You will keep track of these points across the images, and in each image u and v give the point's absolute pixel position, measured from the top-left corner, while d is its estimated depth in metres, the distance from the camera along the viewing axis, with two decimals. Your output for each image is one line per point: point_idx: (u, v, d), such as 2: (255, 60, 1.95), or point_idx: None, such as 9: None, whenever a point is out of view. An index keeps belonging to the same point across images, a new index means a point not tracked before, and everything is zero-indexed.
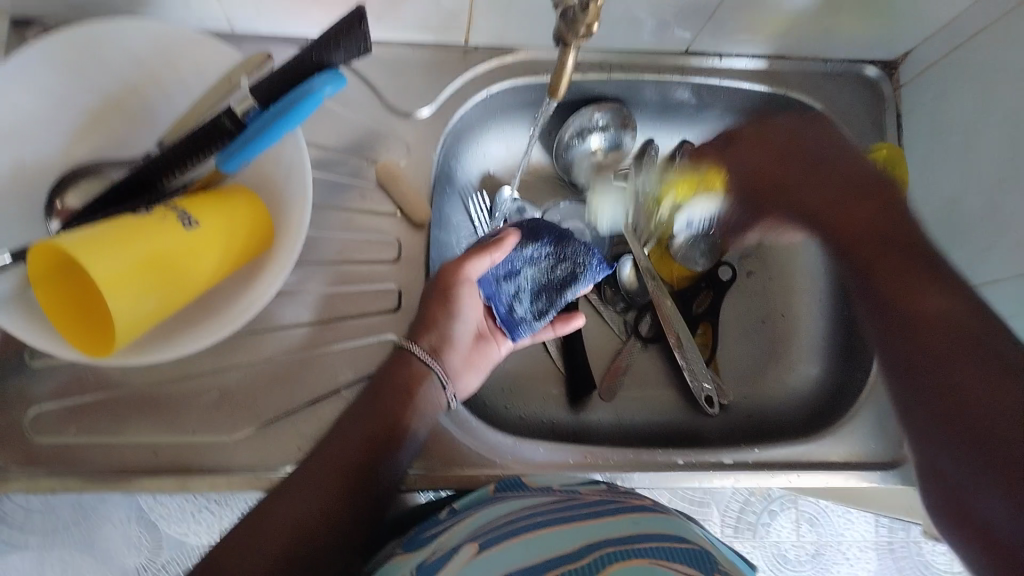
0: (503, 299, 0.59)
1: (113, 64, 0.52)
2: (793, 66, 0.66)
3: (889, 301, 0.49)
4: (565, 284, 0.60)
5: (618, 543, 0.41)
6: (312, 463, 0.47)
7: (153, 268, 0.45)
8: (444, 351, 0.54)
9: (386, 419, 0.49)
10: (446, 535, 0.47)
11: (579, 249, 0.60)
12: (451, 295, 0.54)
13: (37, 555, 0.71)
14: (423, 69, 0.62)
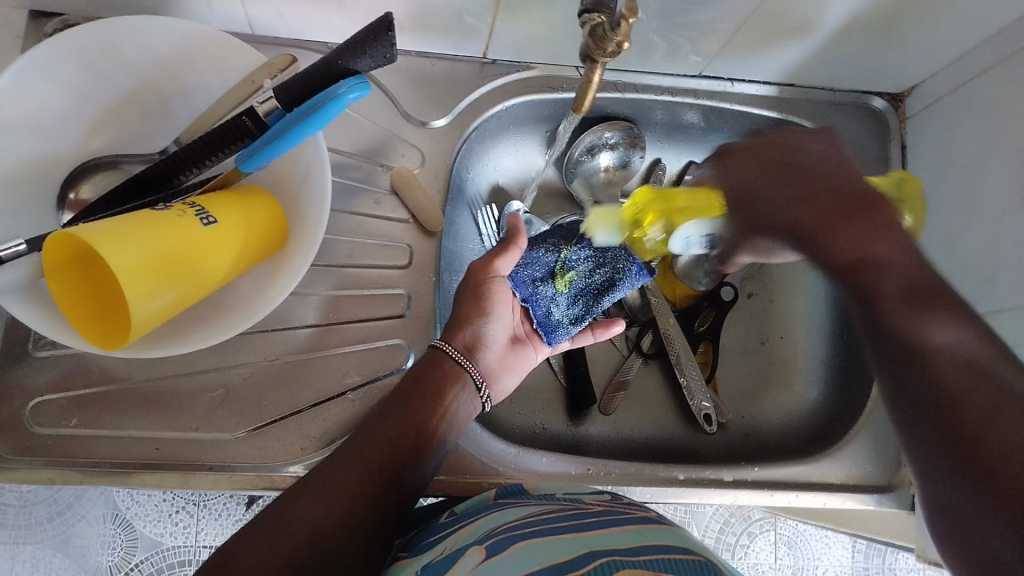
0: (540, 301, 0.60)
1: (136, 61, 0.52)
2: (800, 94, 0.68)
3: (864, 298, 0.46)
4: (603, 288, 0.61)
5: (629, 552, 0.41)
6: (335, 463, 0.47)
7: (172, 260, 0.45)
8: (478, 351, 0.55)
9: (410, 422, 0.49)
10: (452, 538, 0.47)
11: (620, 253, 0.61)
12: (483, 291, 0.55)
13: (9, 549, 0.70)
14: (440, 78, 0.63)
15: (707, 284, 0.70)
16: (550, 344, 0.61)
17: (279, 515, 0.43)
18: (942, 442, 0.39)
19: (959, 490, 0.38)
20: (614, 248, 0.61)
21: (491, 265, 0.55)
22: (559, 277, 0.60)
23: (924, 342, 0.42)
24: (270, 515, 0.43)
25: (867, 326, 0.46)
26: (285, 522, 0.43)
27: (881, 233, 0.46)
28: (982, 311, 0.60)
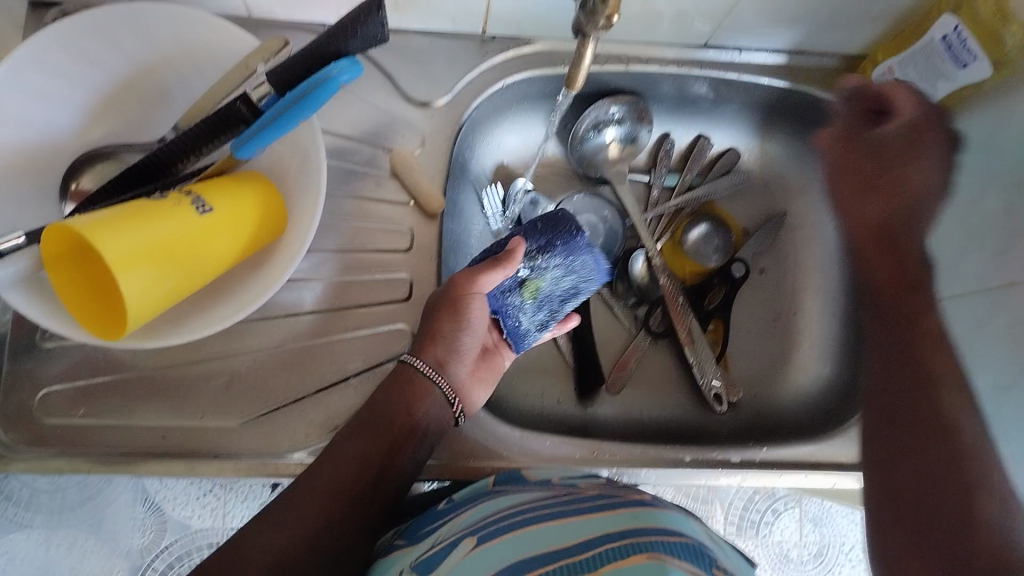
0: (509, 311, 0.57)
1: (130, 48, 0.51)
2: (811, 62, 0.66)
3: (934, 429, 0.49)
4: (569, 297, 0.58)
5: (618, 536, 0.40)
6: (318, 465, 0.48)
7: (165, 253, 0.44)
8: (449, 365, 0.53)
9: (393, 423, 0.50)
10: (446, 527, 0.47)
11: (587, 263, 0.57)
12: (456, 305, 0.52)
13: (42, 534, 0.70)
14: (440, 57, 0.62)
15: (717, 261, 0.70)
16: (517, 352, 0.60)
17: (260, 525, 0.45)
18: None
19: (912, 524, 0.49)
20: (582, 252, 0.57)
21: (466, 282, 0.52)
22: (526, 286, 0.56)
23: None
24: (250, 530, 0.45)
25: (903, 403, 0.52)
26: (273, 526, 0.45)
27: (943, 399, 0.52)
28: None
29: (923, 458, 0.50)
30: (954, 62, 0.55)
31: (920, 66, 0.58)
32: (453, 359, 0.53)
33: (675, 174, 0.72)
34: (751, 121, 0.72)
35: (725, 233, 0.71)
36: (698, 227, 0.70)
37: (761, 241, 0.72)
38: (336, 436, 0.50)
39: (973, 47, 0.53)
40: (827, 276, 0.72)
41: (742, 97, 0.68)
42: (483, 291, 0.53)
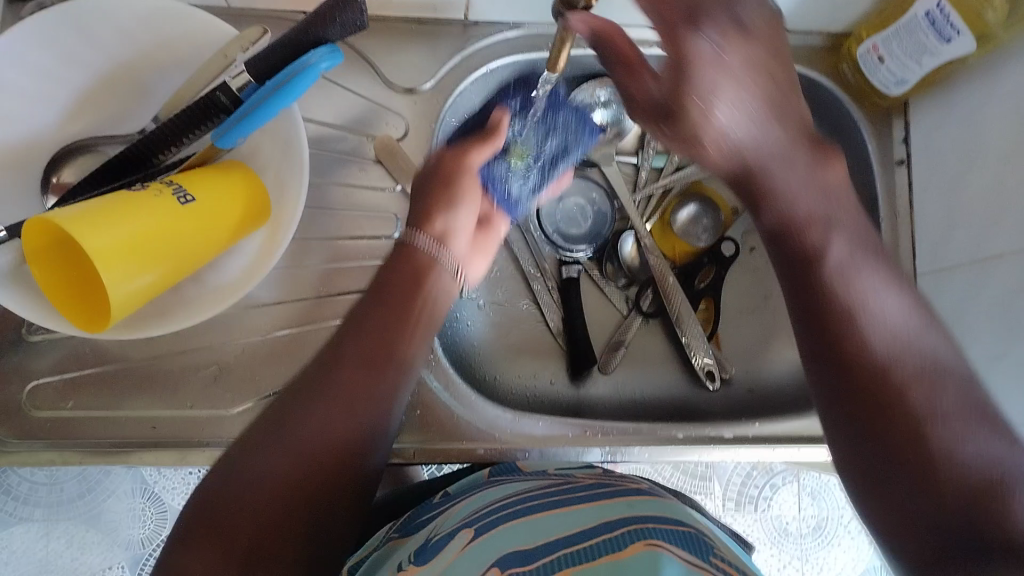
0: (497, 181, 0.60)
1: (107, 40, 0.51)
2: (795, 40, 0.66)
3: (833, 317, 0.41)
4: (558, 157, 0.62)
5: (611, 527, 0.40)
6: (293, 396, 0.43)
7: (148, 246, 0.44)
8: (450, 238, 0.54)
9: (397, 314, 0.48)
10: (442, 519, 0.47)
11: (570, 122, 0.62)
12: (447, 181, 0.55)
13: (42, 526, 0.70)
14: (422, 42, 0.61)
15: (706, 240, 0.69)
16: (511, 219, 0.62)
17: (237, 469, 0.40)
18: (868, 439, 0.39)
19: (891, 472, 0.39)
20: (559, 115, 0.62)
21: (457, 160, 0.56)
22: (513, 152, 0.60)
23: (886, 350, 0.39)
24: (221, 476, 0.40)
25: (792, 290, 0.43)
26: (252, 466, 0.40)
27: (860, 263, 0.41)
28: (983, 258, 0.57)
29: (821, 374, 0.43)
30: (935, 38, 0.55)
31: (903, 42, 0.58)
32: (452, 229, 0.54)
33: (663, 155, 0.71)
34: None
35: (715, 213, 0.70)
36: (686, 207, 0.70)
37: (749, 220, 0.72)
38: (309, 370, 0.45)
39: (955, 22, 0.53)
40: None
41: None
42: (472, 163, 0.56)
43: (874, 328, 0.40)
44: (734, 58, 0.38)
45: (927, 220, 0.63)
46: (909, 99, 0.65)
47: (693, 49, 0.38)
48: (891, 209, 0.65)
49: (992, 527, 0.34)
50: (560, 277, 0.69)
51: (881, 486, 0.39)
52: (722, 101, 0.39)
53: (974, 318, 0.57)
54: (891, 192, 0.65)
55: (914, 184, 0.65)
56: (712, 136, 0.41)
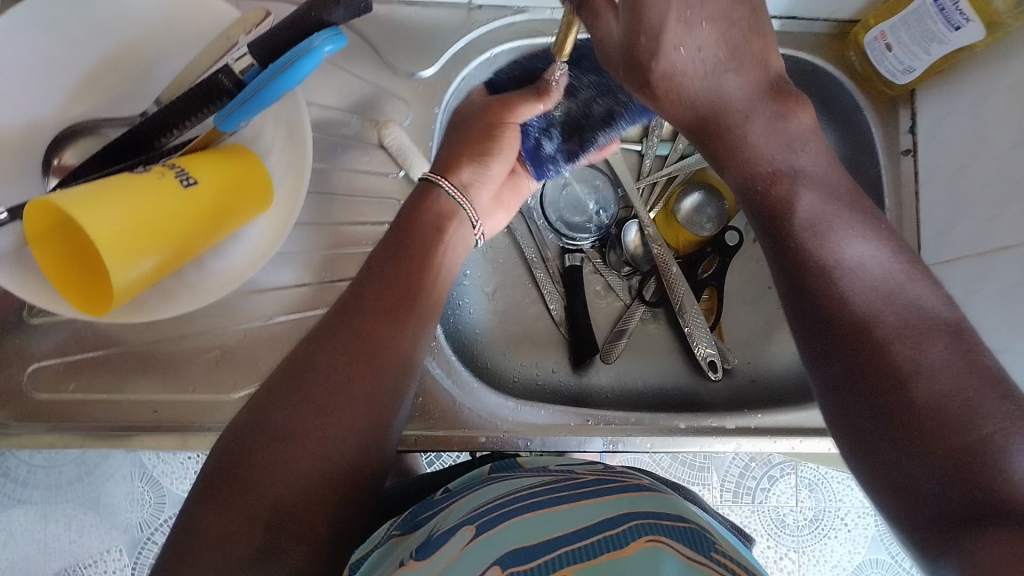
0: (530, 133, 0.61)
1: (112, 21, 0.51)
2: (802, 27, 0.66)
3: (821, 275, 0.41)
4: (600, 123, 0.58)
5: (613, 523, 0.40)
6: (312, 344, 0.43)
7: (151, 229, 0.44)
8: (473, 188, 0.58)
9: (413, 269, 0.48)
10: (442, 516, 0.47)
11: (626, 85, 0.56)
12: (490, 133, 0.57)
13: (40, 510, 0.70)
14: (426, 26, 0.61)
15: (710, 230, 0.68)
16: (537, 175, 0.63)
17: (249, 431, 0.40)
18: (855, 388, 0.39)
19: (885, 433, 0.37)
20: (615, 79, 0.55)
21: (503, 112, 0.57)
22: (557, 99, 0.59)
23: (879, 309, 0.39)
24: (239, 426, 0.40)
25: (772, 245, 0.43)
26: (270, 416, 0.40)
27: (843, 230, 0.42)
28: (988, 249, 0.56)
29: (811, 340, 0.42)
30: (945, 25, 0.54)
31: (913, 29, 0.57)
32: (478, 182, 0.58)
33: (667, 143, 0.71)
34: None
35: (720, 202, 0.69)
36: (691, 196, 0.69)
37: None
38: (328, 319, 0.45)
39: (965, 10, 0.53)
40: None
41: None
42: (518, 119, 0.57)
43: (851, 282, 0.40)
44: (699, 9, 0.39)
45: (932, 211, 0.63)
46: (917, 88, 0.64)
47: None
48: (896, 199, 0.65)
49: (990, 481, 0.34)
50: (564, 264, 0.69)
51: (871, 441, 0.38)
52: (677, 43, 0.39)
53: (978, 309, 0.57)
54: (896, 182, 0.65)
55: (919, 174, 0.64)
56: (664, 72, 0.41)
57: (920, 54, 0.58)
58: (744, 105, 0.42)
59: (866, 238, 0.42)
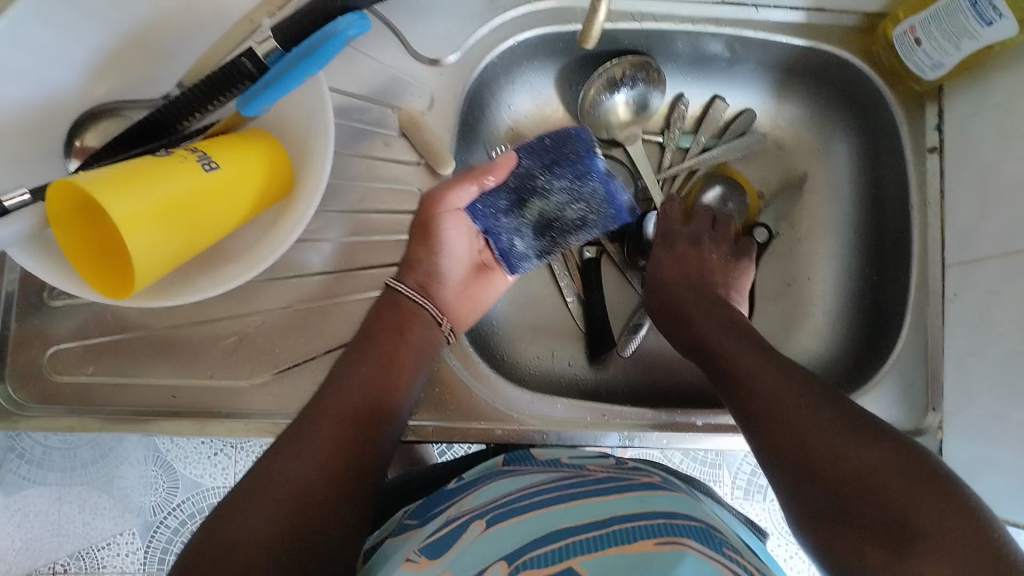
0: (502, 233, 0.59)
1: (132, 1, 0.50)
2: (829, 20, 0.65)
3: (724, 376, 0.51)
4: (572, 226, 0.59)
5: (625, 520, 0.40)
6: (303, 418, 0.46)
7: (173, 212, 0.44)
8: (433, 286, 0.56)
9: (387, 352, 0.50)
10: (457, 507, 0.48)
11: (598, 192, 0.57)
12: (428, 233, 0.54)
13: (55, 491, 0.70)
14: (451, 12, 0.60)
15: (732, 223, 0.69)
16: (512, 271, 0.62)
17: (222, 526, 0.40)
18: (790, 454, 0.44)
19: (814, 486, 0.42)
20: (594, 182, 0.56)
21: (434, 207, 0.54)
22: (528, 208, 0.58)
23: (758, 386, 0.48)
24: (226, 511, 0.41)
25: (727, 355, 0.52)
26: (244, 514, 0.40)
27: (713, 319, 0.56)
28: (1014, 249, 0.55)
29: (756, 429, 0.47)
30: (978, 19, 0.53)
31: (944, 24, 0.56)
32: (434, 280, 0.56)
33: (689, 136, 0.70)
34: (767, 81, 0.70)
35: (741, 195, 0.69)
36: (713, 189, 0.70)
37: (777, 210, 0.72)
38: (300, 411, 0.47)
39: (999, 6, 0.52)
40: (840, 241, 0.71)
41: (759, 57, 0.67)
42: (455, 207, 0.54)
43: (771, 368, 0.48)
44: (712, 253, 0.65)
45: (957, 210, 0.62)
46: (945, 84, 0.63)
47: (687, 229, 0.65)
48: (920, 197, 0.64)
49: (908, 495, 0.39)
50: (581, 257, 0.68)
51: (814, 499, 0.42)
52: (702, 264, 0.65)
53: (1002, 311, 0.56)
54: (922, 179, 0.64)
55: (946, 172, 0.63)
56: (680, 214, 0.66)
57: (950, 49, 0.57)
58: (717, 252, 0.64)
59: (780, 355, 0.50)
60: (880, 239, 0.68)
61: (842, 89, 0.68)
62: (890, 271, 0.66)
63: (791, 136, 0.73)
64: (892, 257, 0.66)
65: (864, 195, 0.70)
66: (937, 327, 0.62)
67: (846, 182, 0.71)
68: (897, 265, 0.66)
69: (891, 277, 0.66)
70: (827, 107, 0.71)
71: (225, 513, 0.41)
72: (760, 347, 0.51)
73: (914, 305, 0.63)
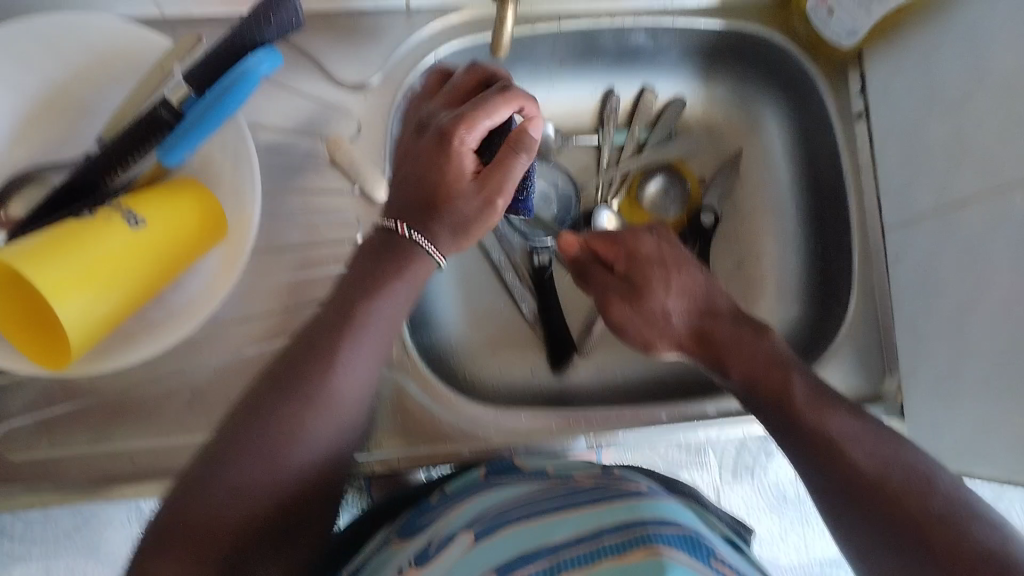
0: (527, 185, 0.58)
1: (39, 66, 0.49)
2: (745, 0, 0.65)
3: (761, 406, 0.50)
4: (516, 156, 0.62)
5: (617, 529, 0.39)
6: (279, 377, 0.44)
7: (102, 273, 0.43)
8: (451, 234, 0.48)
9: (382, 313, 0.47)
10: (439, 524, 0.47)
11: None
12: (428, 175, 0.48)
13: (42, 564, 0.70)
14: (366, 37, 0.60)
15: (675, 213, 0.69)
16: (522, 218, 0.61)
17: (192, 497, 0.39)
18: (842, 495, 0.44)
19: (867, 527, 0.42)
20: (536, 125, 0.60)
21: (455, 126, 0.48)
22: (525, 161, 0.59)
23: (807, 427, 0.47)
24: (200, 476, 0.40)
25: (761, 390, 0.50)
26: (211, 485, 0.39)
27: (737, 347, 0.53)
28: (947, 205, 0.56)
29: (803, 463, 0.46)
30: None
31: None
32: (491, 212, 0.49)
33: (623, 131, 0.71)
34: (693, 67, 0.70)
35: (682, 183, 0.70)
36: (654, 182, 0.70)
37: (722, 186, 0.71)
38: (282, 363, 0.45)
39: None
40: (784, 215, 0.71)
41: (681, 44, 0.67)
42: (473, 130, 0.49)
43: (822, 420, 0.46)
44: (676, 265, 0.57)
45: (891, 171, 0.62)
46: (864, 49, 0.64)
47: (636, 241, 0.58)
48: (854, 163, 0.65)
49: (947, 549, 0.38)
50: (532, 266, 0.67)
51: (870, 544, 0.42)
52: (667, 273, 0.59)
53: (948, 265, 0.56)
54: (853, 144, 0.65)
55: (876, 135, 0.64)
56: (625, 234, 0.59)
57: (862, 14, 0.58)
58: (680, 256, 0.58)
59: (829, 402, 0.48)
60: (823, 208, 0.68)
61: (766, 66, 0.69)
62: (836, 239, 0.67)
63: (723, 119, 0.73)
64: (835, 224, 0.67)
65: (801, 167, 0.70)
66: (883, 290, 0.63)
67: (782, 156, 0.71)
68: (842, 232, 0.66)
69: (837, 244, 0.66)
70: (753, 86, 0.71)
71: (190, 487, 0.40)
72: (792, 384, 0.49)
73: (860, 271, 0.63)
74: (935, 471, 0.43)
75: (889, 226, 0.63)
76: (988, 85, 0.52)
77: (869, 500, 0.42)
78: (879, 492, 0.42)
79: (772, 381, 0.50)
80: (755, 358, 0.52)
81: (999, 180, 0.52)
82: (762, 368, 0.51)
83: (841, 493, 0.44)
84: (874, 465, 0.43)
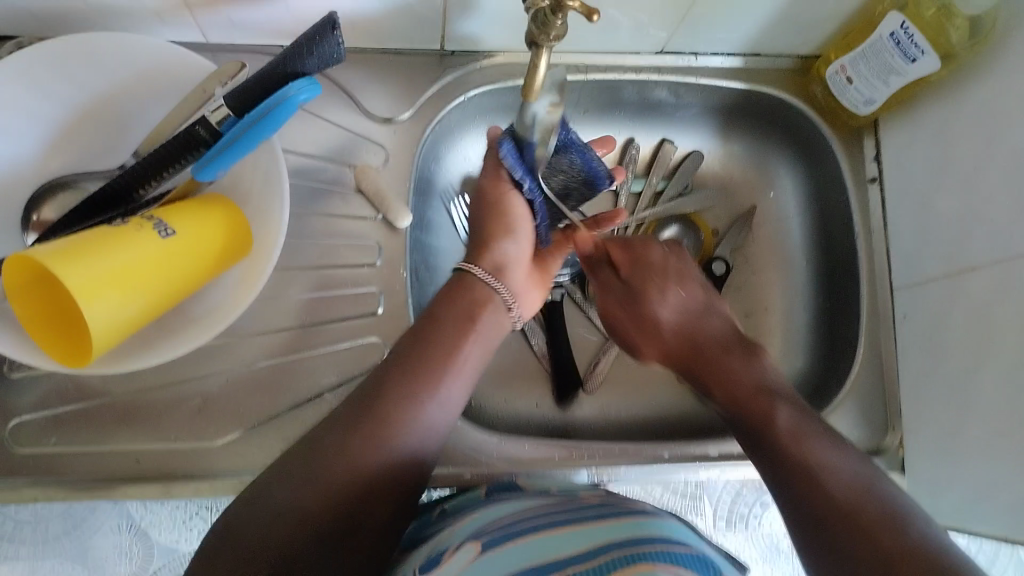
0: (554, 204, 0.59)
1: (87, 77, 0.52)
2: (768, 63, 0.67)
3: (744, 424, 0.51)
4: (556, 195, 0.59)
5: (619, 549, 0.40)
6: (354, 403, 0.47)
7: (134, 276, 0.45)
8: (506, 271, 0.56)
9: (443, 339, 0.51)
10: (442, 536, 0.48)
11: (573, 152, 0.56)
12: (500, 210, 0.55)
13: (28, 565, 0.66)
14: (400, 72, 0.63)
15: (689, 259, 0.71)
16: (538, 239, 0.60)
17: (251, 507, 0.42)
18: (812, 518, 0.44)
19: (826, 550, 0.43)
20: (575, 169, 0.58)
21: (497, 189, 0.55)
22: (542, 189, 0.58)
23: (787, 453, 0.48)
24: (259, 489, 0.43)
25: (746, 408, 0.52)
26: (265, 498, 0.42)
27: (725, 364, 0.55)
28: (955, 272, 0.58)
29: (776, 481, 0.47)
30: (900, 56, 0.56)
31: (872, 63, 0.59)
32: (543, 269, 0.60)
33: (641, 179, 0.72)
34: (712, 123, 0.73)
35: (695, 232, 0.72)
36: (668, 229, 0.71)
37: (734, 238, 0.72)
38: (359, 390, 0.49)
39: (920, 44, 0.55)
40: (793, 272, 0.73)
41: (703, 100, 0.70)
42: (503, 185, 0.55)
43: (809, 450, 0.47)
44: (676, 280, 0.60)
45: (901, 236, 0.64)
46: (880, 119, 0.66)
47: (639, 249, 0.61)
48: (865, 226, 0.66)
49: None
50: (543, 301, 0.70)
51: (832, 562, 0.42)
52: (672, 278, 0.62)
53: (952, 332, 0.57)
54: (865, 208, 0.66)
55: (887, 201, 0.66)
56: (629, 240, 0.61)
57: (878, 85, 0.60)
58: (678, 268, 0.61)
59: (816, 432, 0.49)
60: (831, 267, 0.70)
61: (784, 128, 0.71)
62: (842, 299, 0.68)
63: (739, 174, 0.75)
64: (842, 284, 0.68)
65: (812, 227, 0.72)
66: (889, 351, 0.64)
67: (795, 214, 0.73)
68: (848, 292, 0.67)
69: (843, 303, 0.68)
70: (771, 144, 0.73)
71: (249, 500, 0.43)
72: (779, 408, 0.50)
73: (866, 331, 0.64)
74: (909, 506, 0.44)
75: (896, 290, 0.64)
76: (997, 161, 0.54)
77: (836, 521, 0.43)
78: (852, 524, 0.42)
79: (757, 402, 0.52)
80: (745, 376, 0.54)
81: (1004, 252, 0.53)
82: (746, 394, 0.52)
83: (811, 518, 0.44)
84: (848, 496, 0.44)
